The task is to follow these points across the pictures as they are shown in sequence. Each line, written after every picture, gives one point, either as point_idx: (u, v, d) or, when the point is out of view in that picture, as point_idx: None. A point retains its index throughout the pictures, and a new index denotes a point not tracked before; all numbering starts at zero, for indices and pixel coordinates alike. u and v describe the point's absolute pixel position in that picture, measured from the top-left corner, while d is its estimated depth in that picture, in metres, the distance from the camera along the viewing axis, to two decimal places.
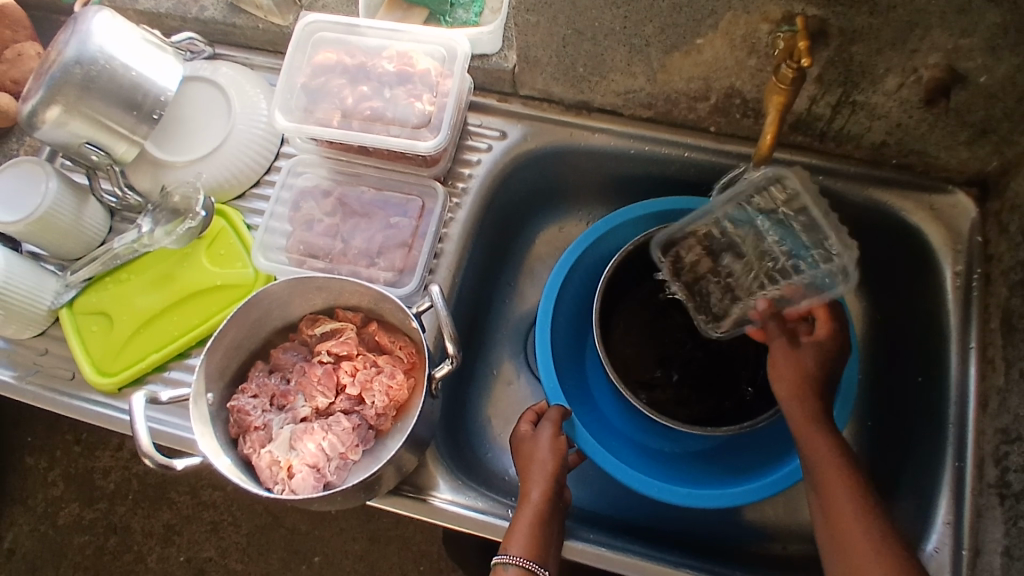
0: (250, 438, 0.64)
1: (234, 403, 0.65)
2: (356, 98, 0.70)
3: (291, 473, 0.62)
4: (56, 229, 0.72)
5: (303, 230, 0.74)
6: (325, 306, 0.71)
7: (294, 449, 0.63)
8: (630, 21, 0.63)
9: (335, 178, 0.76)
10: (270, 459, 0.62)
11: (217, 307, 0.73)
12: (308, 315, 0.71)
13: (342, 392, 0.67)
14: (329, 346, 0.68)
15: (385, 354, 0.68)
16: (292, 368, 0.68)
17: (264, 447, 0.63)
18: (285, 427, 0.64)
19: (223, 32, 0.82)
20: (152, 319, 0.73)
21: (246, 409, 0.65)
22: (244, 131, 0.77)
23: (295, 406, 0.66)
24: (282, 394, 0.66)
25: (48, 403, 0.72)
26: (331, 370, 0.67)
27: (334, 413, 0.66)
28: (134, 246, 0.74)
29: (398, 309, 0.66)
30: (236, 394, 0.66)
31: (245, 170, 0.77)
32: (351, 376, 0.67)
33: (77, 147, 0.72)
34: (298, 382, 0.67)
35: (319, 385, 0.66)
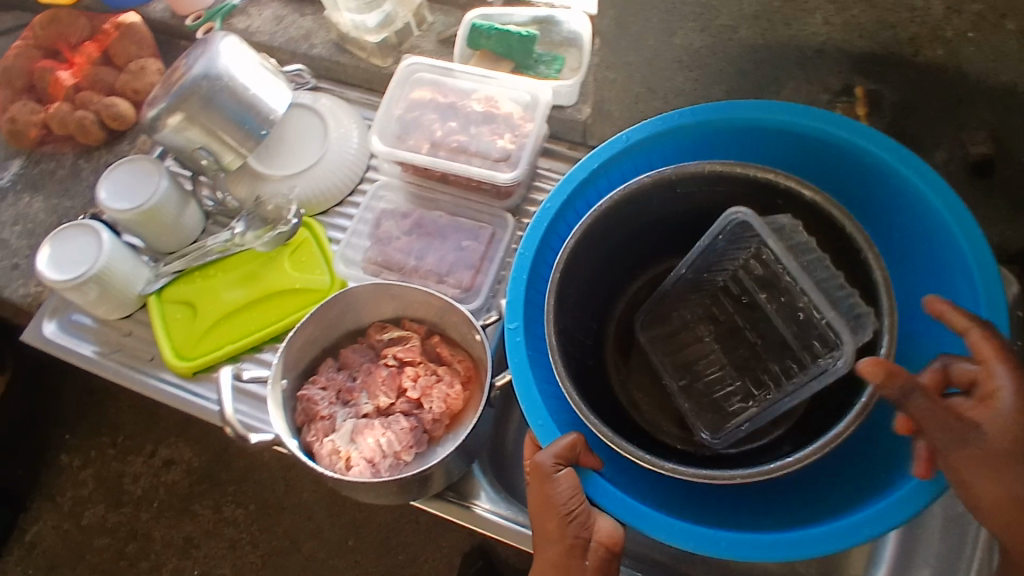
0: (315, 426, 0.68)
1: (305, 393, 0.70)
2: (445, 131, 0.78)
3: (350, 463, 0.66)
4: (160, 221, 0.79)
5: (381, 245, 0.80)
6: (392, 315, 0.76)
7: (354, 442, 0.67)
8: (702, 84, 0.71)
9: (413, 203, 0.83)
10: (331, 448, 0.66)
11: (293, 309, 0.79)
12: (376, 323, 0.76)
13: (403, 395, 0.71)
14: (395, 351, 0.73)
15: (446, 365, 0.73)
16: (359, 368, 0.73)
17: (327, 436, 0.67)
18: (348, 420, 0.68)
19: (326, 68, 0.92)
20: (232, 313, 0.79)
21: (316, 399, 0.69)
22: (336, 154, 0.85)
23: (358, 403, 0.70)
24: (348, 390, 0.71)
25: (127, 380, 0.78)
26: (395, 373, 0.72)
27: (393, 413, 0.70)
28: (227, 246, 0.81)
29: (464, 321, 0.71)
30: (307, 384, 0.71)
31: (333, 189, 0.85)
32: (413, 380, 0.71)
33: (191, 152, 0.81)
34: (363, 381, 0.71)
35: (382, 385, 0.71)
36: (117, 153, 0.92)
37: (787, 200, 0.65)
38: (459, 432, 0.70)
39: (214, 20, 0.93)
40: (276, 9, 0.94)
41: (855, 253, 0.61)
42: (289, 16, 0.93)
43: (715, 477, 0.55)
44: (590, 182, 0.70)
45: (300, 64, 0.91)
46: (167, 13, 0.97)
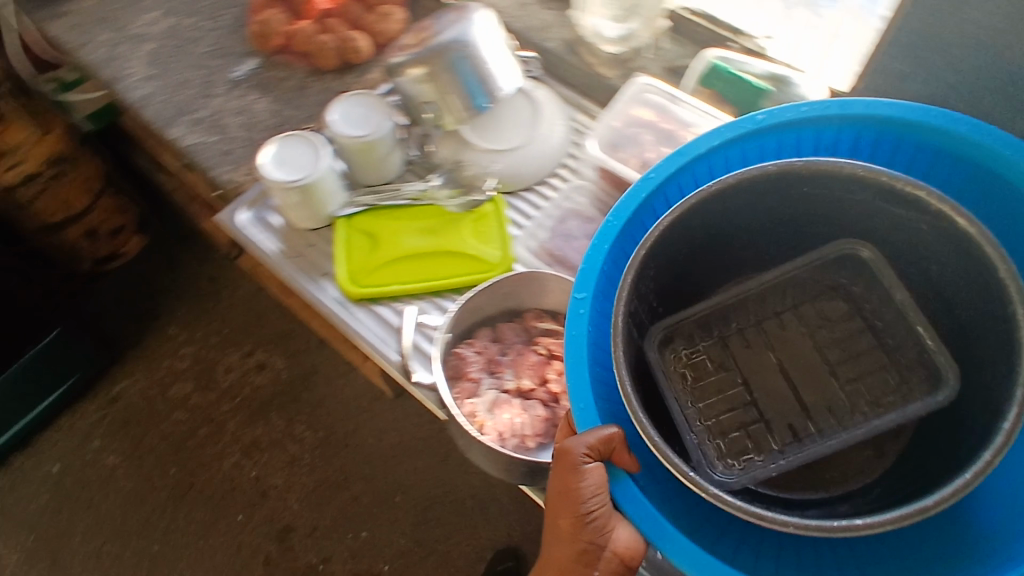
0: (460, 386, 0.72)
1: (459, 352, 0.75)
2: (657, 155, 0.80)
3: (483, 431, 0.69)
4: (373, 158, 0.85)
5: (560, 241, 0.84)
6: (551, 308, 0.79)
7: (491, 412, 0.70)
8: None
9: (598, 210, 0.86)
10: (469, 410, 0.70)
11: (461, 271, 0.82)
12: (535, 309, 0.79)
13: (545, 384, 0.73)
14: (549, 342, 0.75)
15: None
16: (511, 346, 0.76)
17: (469, 398, 0.72)
18: (491, 390, 0.72)
19: (553, 63, 0.96)
20: (406, 257, 0.83)
21: (468, 361, 0.74)
22: (540, 143, 0.89)
23: (503, 377, 0.74)
24: (497, 363, 0.75)
25: (301, 286, 0.85)
26: (544, 364, 0.75)
27: (532, 398, 0.73)
28: (419, 197, 0.86)
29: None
30: (463, 344, 0.76)
31: (526, 173, 0.88)
32: (558, 375, 0.74)
33: (418, 104, 0.86)
34: (512, 359, 0.75)
35: (529, 369, 0.74)
36: (342, 82, 0.97)
37: (941, 236, 0.58)
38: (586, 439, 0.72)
39: None
40: None
41: (1007, 309, 0.53)
42: (533, 5, 0.98)
43: (766, 519, 0.49)
44: (713, 154, 0.65)
45: (532, 52, 0.94)
46: None
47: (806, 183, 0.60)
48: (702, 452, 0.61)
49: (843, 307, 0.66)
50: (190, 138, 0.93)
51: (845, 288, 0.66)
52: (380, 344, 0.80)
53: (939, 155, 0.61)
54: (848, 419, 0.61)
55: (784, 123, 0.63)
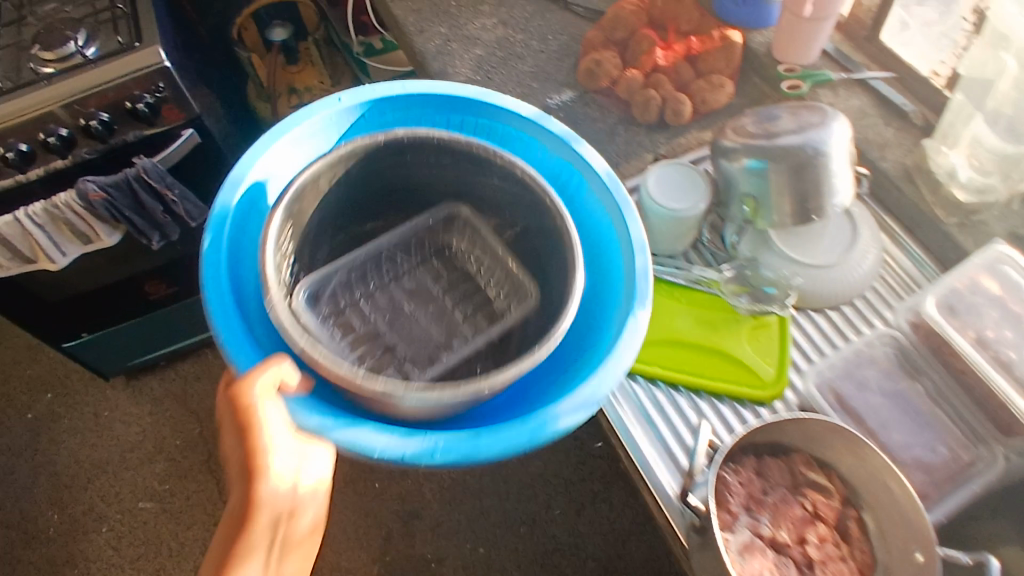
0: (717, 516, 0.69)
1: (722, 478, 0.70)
2: (999, 336, 0.76)
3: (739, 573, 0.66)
4: (676, 229, 0.83)
5: (850, 386, 0.77)
6: (823, 456, 0.72)
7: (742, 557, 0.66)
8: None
9: (900, 364, 0.79)
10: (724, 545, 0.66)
11: (728, 378, 0.77)
12: (803, 453, 0.73)
13: (801, 544, 0.69)
14: (815, 500, 0.70)
15: (849, 545, 0.69)
16: (775, 486, 0.71)
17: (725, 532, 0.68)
18: (745, 530, 0.68)
19: (879, 185, 0.89)
20: (676, 341, 0.80)
21: (732, 491, 0.69)
22: (848, 268, 0.82)
23: (759, 520, 0.70)
24: (757, 500, 0.70)
25: None
26: (805, 520, 0.70)
27: (785, 555, 0.68)
28: (710, 284, 0.83)
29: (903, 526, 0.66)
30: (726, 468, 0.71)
31: (823, 294, 0.82)
32: (816, 540, 0.69)
33: (739, 192, 0.81)
34: (773, 502, 0.70)
35: (787, 521, 0.70)
36: (652, 139, 0.96)
37: (518, 189, 0.72)
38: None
39: (804, 82, 0.95)
40: (865, 103, 0.93)
41: (547, 212, 0.70)
42: (874, 117, 0.92)
43: (279, 308, 0.58)
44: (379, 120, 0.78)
45: (865, 167, 0.88)
46: (765, 48, 0.99)
47: (493, 173, 0.72)
48: (329, 331, 0.70)
49: (443, 244, 0.78)
50: None
51: (461, 215, 0.78)
52: (627, 424, 0.75)
53: (597, 275, 0.74)
54: (466, 333, 0.73)
55: (480, 110, 0.78)
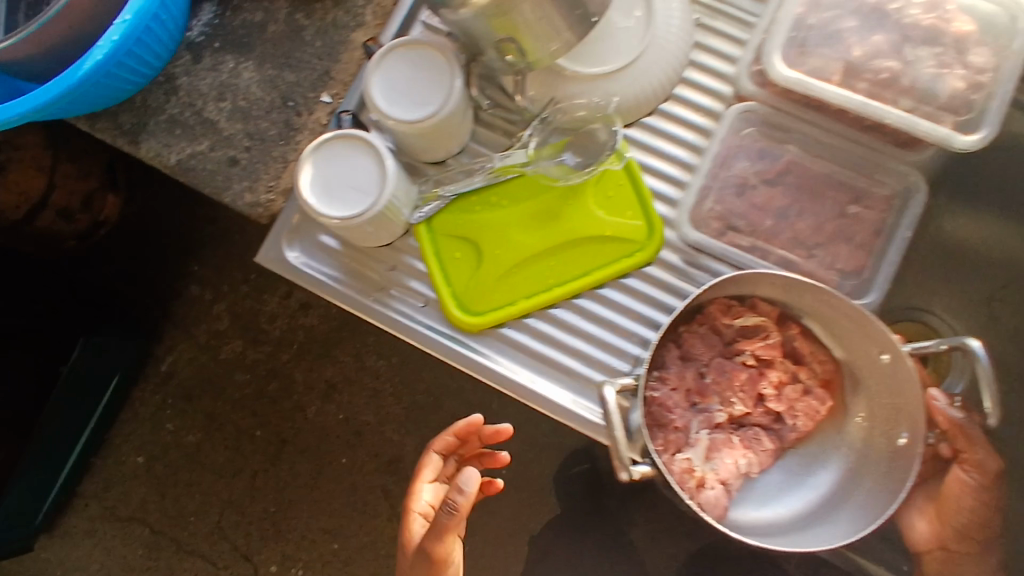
0: (668, 436, 0.61)
1: (656, 395, 0.61)
2: (868, 51, 0.53)
3: (712, 484, 0.61)
4: (444, 135, 0.60)
5: (725, 194, 0.60)
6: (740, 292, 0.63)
7: (709, 461, 0.62)
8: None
9: (768, 133, 0.60)
10: (685, 466, 0.61)
11: (601, 261, 0.63)
12: (718, 301, 0.63)
13: (760, 403, 0.63)
14: (755, 349, 0.62)
15: (806, 366, 0.64)
16: (710, 362, 0.63)
17: (682, 451, 0.61)
18: (704, 432, 0.62)
19: None
20: (522, 260, 0.63)
21: (670, 405, 0.61)
22: (659, 39, 0.61)
23: (710, 408, 0.62)
24: (698, 391, 0.63)
25: (393, 327, 0.64)
26: (756, 377, 0.63)
27: (749, 425, 0.63)
28: (517, 168, 0.63)
29: (861, 332, 0.59)
30: (655, 379, 0.62)
31: (650, 92, 0.62)
32: (776, 389, 0.63)
33: (488, 40, 0.57)
34: (716, 381, 0.63)
35: (739, 391, 0.63)
36: (347, 9, 0.68)
37: None
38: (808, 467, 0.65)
39: None
40: None
41: None
42: None
43: None
44: None
45: None
46: None
47: None
48: None
49: None
50: (174, 150, 0.67)
51: None
52: (526, 383, 0.62)
53: None
54: None
55: None
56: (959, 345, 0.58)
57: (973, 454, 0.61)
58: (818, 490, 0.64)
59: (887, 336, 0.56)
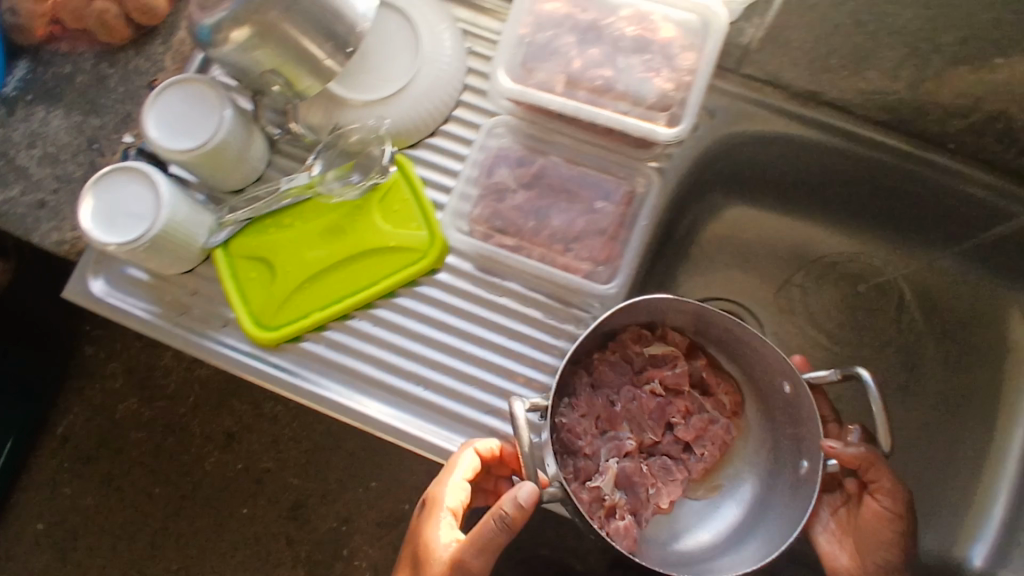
0: (579, 463, 0.65)
1: (564, 422, 0.66)
2: (585, 63, 0.61)
3: (619, 512, 0.64)
4: (225, 163, 0.66)
5: (494, 201, 0.66)
6: (651, 322, 0.70)
7: (619, 489, 0.65)
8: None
9: (529, 144, 0.67)
10: (593, 495, 0.63)
11: (388, 271, 0.67)
12: (632, 328, 0.70)
13: (670, 431, 0.69)
14: (662, 376, 0.69)
15: (714, 396, 0.71)
16: (618, 390, 0.69)
17: (593, 479, 0.65)
18: (613, 462, 0.66)
19: None
20: (314, 275, 0.67)
21: (578, 432, 0.65)
22: (429, 68, 0.68)
23: (620, 437, 0.67)
24: (608, 418, 0.68)
25: (202, 351, 0.69)
26: (663, 404, 0.69)
27: (659, 452, 0.69)
28: (305, 190, 0.67)
29: (771, 371, 0.67)
30: (566, 409, 0.66)
31: (427, 116, 0.69)
32: (684, 417, 0.70)
33: (255, 73, 0.63)
34: (626, 409, 0.68)
35: (648, 419, 0.69)
36: (152, 58, 0.73)
37: None
38: (718, 501, 0.71)
39: None
40: None
41: None
42: None
43: None
44: None
45: None
46: None
47: None
48: None
49: None
50: None
51: None
52: (324, 393, 0.67)
53: None
54: None
55: None
56: (852, 372, 0.63)
57: (883, 483, 0.63)
58: (727, 520, 0.70)
59: (785, 365, 0.63)
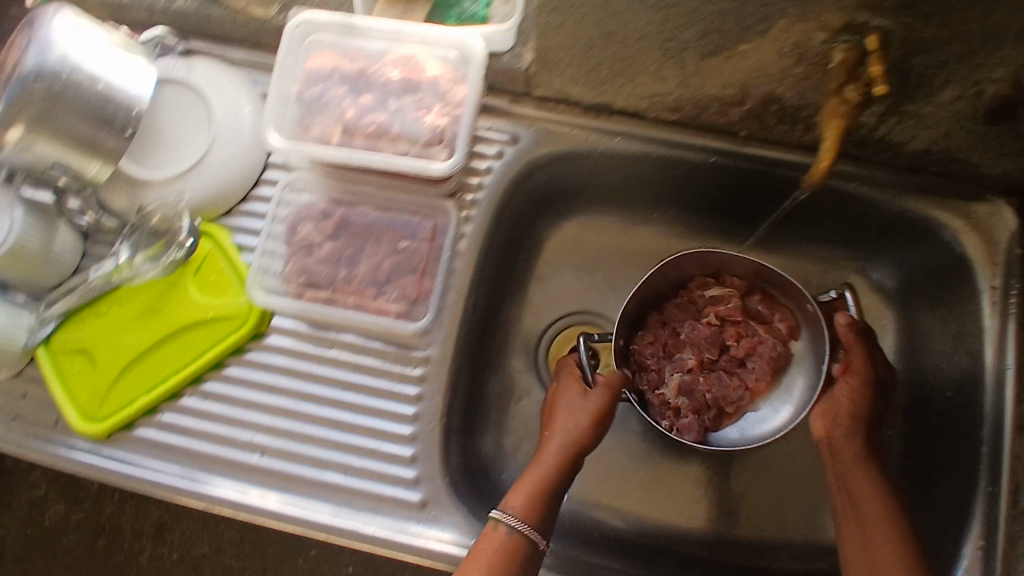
0: (645, 377, 0.77)
1: (635, 346, 0.78)
2: (358, 110, 0.62)
3: (680, 410, 0.75)
4: (30, 263, 0.66)
5: (301, 256, 0.66)
6: (712, 269, 0.79)
7: (682, 394, 0.76)
8: (711, 2, 0.54)
9: (334, 198, 0.68)
10: (660, 399, 0.76)
11: (210, 343, 0.67)
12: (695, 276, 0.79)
13: (726, 352, 0.78)
14: (718, 311, 0.78)
15: (771, 325, 0.77)
16: (681, 321, 0.79)
17: (657, 387, 0.76)
18: (676, 375, 0.76)
19: (196, 25, 0.72)
20: (137, 359, 0.68)
21: (645, 353, 0.77)
22: (227, 139, 0.69)
23: (681, 356, 0.77)
24: (673, 344, 0.78)
25: (36, 454, 0.68)
26: (717, 331, 0.78)
27: (716, 368, 0.77)
28: (113, 276, 0.67)
29: (789, 292, 0.76)
30: (637, 337, 0.78)
31: (232, 187, 0.69)
32: (737, 340, 0.77)
33: (42, 170, 0.64)
34: (686, 337, 0.78)
35: (705, 341, 0.77)
36: None
37: None
38: (769, 406, 0.76)
39: None
40: None
41: None
42: None
43: None
44: None
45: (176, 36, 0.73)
46: None
47: None
48: None
49: None
50: None
51: None
52: (161, 477, 0.66)
53: None
54: None
55: None
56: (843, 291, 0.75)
57: (856, 359, 0.68)
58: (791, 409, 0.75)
59: (785, 279, 0.74)
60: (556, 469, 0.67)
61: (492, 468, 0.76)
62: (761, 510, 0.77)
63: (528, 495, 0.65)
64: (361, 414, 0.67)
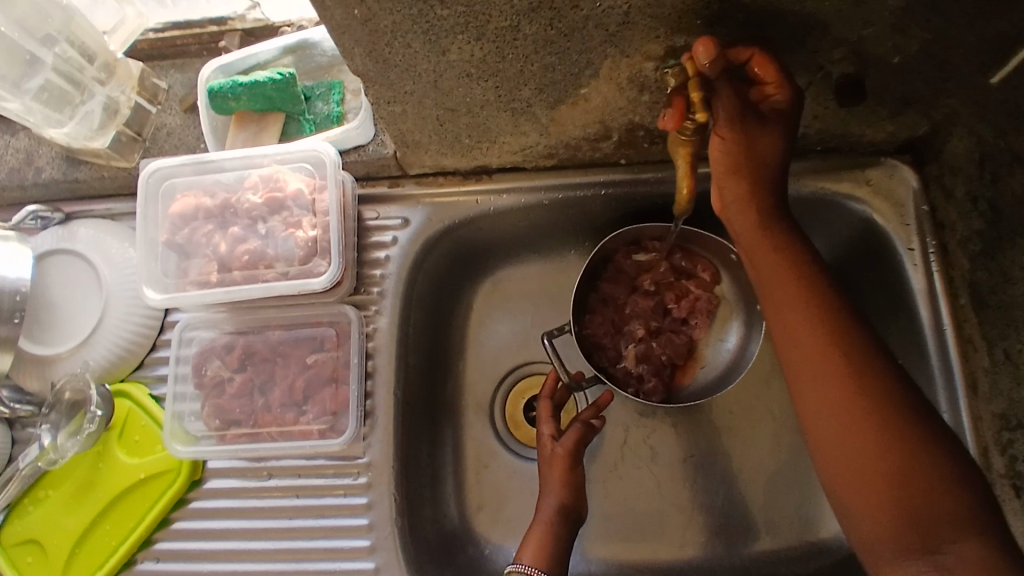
0: (605, 355, 0.77)
1: (587, 333, 0.77)
2: (229, 243, 0.62)
3: (643, 376, 0.76)
4: None
5: (215, 396, 0.67)
6: (635, 238, 0.76)
7: (642, 360, 0.77)
8: (533, 59, 0.53)
9: (239, 330, 0.70)
10: (625, 371, 0.76)
11: (151, 501, 0.66)
12: (619, 247, 0.77)
13: (670, 313, 0.79)
14: (651, 278, 0.77)
15: (698, 278, 0.78)
16: (619, 296, 0.78)
17: (617, 362, 0.77)
18: (632, 346, 0.77)
19: (70, 189, 0.72)
20: (85, 534, 0.66)
21: (601, 335, 0.77)
22: (120, 295, 0.69)
23: (630, 328, 0.78)
24: (620, 320, 0.78)
25: None
26: (656, 296, 0.78)
27: (665, 330, 0.78)
28: (38, 461, 0.66)
29: (716, 248, 0.75)
30: (585, 322, 0.77)
31: (137, 339, 0.69)
32: (676, 301, 0.78)
33: None
34: (630, 310, 0.78)
35: (648, 310, 0.78)
36: None
37: None
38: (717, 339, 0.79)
39: None
40: None
41: None
42: None
43: None
44: None
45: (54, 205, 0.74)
46: None
47: None
48: None
49: None
50: None
51: None
52: None
53: None
54: None
55: None
56: None
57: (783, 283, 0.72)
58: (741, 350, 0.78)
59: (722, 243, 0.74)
60: (558, 513, 0.64)
61: (472, 551, 0.73)
62: (752, 509, 0.75)
63: (539, 542, 0.62)
64: (318, 537, 0.65)
